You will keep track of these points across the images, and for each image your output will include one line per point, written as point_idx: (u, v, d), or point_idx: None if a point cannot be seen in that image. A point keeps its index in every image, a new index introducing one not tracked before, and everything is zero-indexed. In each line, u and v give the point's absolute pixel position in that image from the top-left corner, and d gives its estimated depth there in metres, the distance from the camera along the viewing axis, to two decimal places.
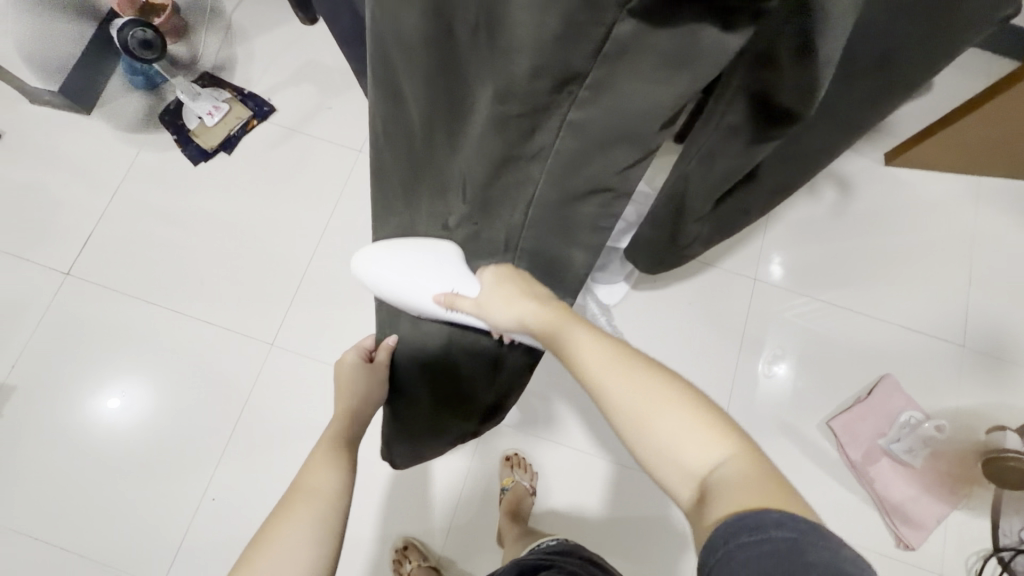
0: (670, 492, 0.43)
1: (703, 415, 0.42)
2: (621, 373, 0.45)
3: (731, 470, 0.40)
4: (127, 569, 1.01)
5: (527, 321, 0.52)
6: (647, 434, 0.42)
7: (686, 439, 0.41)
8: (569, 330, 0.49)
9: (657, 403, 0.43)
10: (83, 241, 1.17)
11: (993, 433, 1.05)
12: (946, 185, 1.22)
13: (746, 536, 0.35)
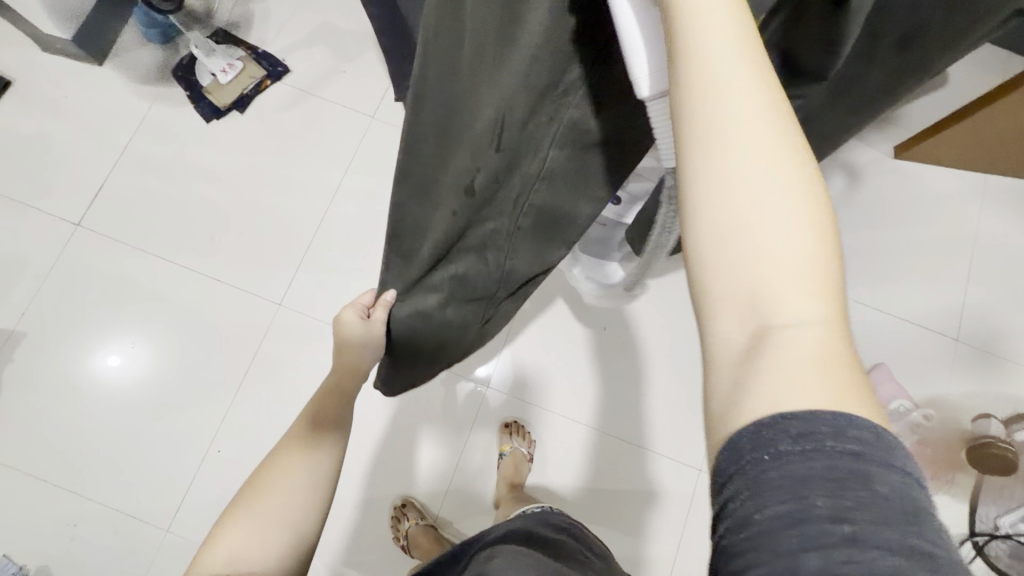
0: (703, 312, 0.29)
1: (829, 254, 0.28)
2: (751, 144, 0.28)
3: (824, 340, 0.27)
4: (132, 514, 1.04)
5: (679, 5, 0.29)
6: (733, 235, 0.28)
7: (786, 272, 0.27)
8: (717, 52, 0.29)
9: (769, 209, 0.28)
10: (95, 193, 1.17)
11: (979, 421, 1.10)
12: (952, 182, 1.24)
13: (786, 444, 0.25)
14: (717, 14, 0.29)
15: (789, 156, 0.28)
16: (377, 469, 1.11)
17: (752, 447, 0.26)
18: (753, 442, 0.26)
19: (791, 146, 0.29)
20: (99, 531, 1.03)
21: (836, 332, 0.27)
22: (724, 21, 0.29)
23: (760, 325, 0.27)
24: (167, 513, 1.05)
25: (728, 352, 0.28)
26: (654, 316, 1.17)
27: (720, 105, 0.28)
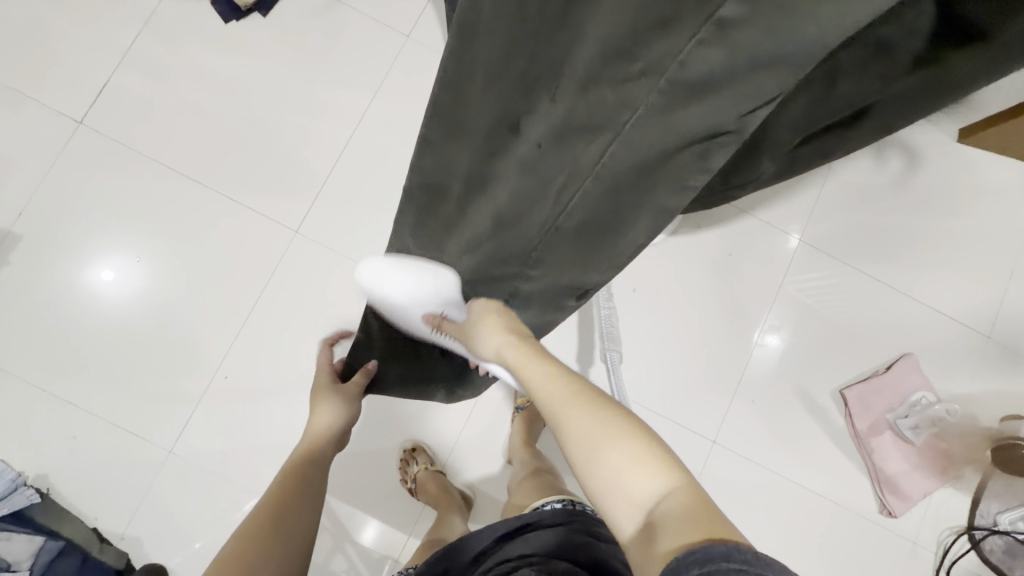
0: (613, 525, 0.43)
1: (646, 440, 0.44)
2: (575, 406, 0.48)
3: (673, 499, 0.40)
4: (133, 433, 1.01)
5: (504, 351, 0.55)
6: (593, 463, 0.44)
7: (632, 471, 0.42)
8: (531, 368, 0.54)
9: (605, 437, 0.44)
10: (100, 88, 1.07)
11: (1009, 421, 1.08)
12: (1014, 174, 1.17)
13: (695, 571, 0.33)
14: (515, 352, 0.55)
15: (597, 403, 0.47)
16: (390, 409, 1.09)
17: (665, 574, 0.34)
18: (668, 571, 0.34)
19: (585, 393, 0.49)
20: (100, 445, 1.01)
21: (678, 488, 0.41)
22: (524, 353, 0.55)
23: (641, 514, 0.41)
24: (170, 433, 1.02)
25: (633, 542, 0.40)
26: (684, 284, 1.14)
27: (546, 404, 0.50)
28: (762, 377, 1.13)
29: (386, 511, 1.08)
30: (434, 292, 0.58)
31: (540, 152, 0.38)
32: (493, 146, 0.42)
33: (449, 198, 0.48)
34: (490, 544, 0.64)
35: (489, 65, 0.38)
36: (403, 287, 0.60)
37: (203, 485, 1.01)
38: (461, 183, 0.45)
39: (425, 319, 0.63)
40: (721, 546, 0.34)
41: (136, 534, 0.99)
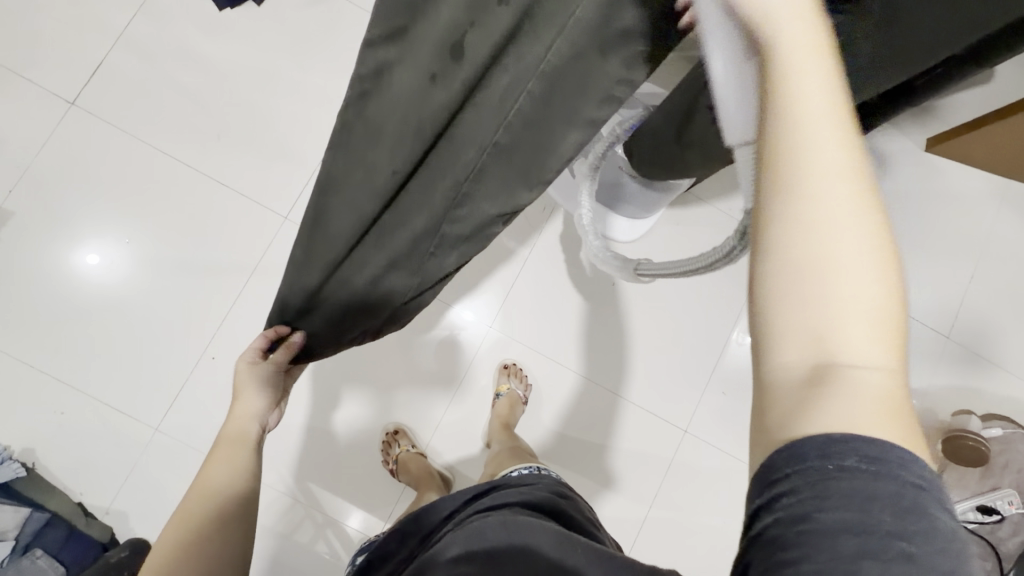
0: (758, 350, 0.29)
1: (897, 298, 0.27)
2: (841, 177, 0.27)
3: (891, 393, 0.27)
4: (119, 410, 1.03)
5: (780, 16, 0.28)
6: (808, 270, 0.27)
7: (859, 311, 0.27)
8: (808, 63, 0.28)
9: (849, 251, 0.27)
10: (94, 69, 1.08)
11: (959, 416, 1.14)
12: (976, 183, 1.23)
13: (859, 462, 0.26)
14: (811, 38, 0.28)
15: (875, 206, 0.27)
16: (374, 393, 1.12)
17: (816, 455, 0.26)
18: (821, 450, 0.26)
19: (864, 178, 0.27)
20: (86, 421, 1.02)
21: (899, 390, 0.27)
22: (811, 58, 0.28)
23: (823, 361, 0.27)
24: (157, 412, 1.04)
25: (789, 387, 0.27)
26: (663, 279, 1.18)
27: (808, 134, 0.27)
28: (734, 370, 1.18)
29: (367, 492, 1.11)
30: None
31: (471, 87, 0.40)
32: (436, 69, 0.40)
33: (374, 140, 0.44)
34: (456, 508, 0.66)
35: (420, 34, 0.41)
36: None
37: (188, 463, 1.04)
38: (389, 113, 0.42)
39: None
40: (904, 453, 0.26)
41: (121, 509, 1.01)
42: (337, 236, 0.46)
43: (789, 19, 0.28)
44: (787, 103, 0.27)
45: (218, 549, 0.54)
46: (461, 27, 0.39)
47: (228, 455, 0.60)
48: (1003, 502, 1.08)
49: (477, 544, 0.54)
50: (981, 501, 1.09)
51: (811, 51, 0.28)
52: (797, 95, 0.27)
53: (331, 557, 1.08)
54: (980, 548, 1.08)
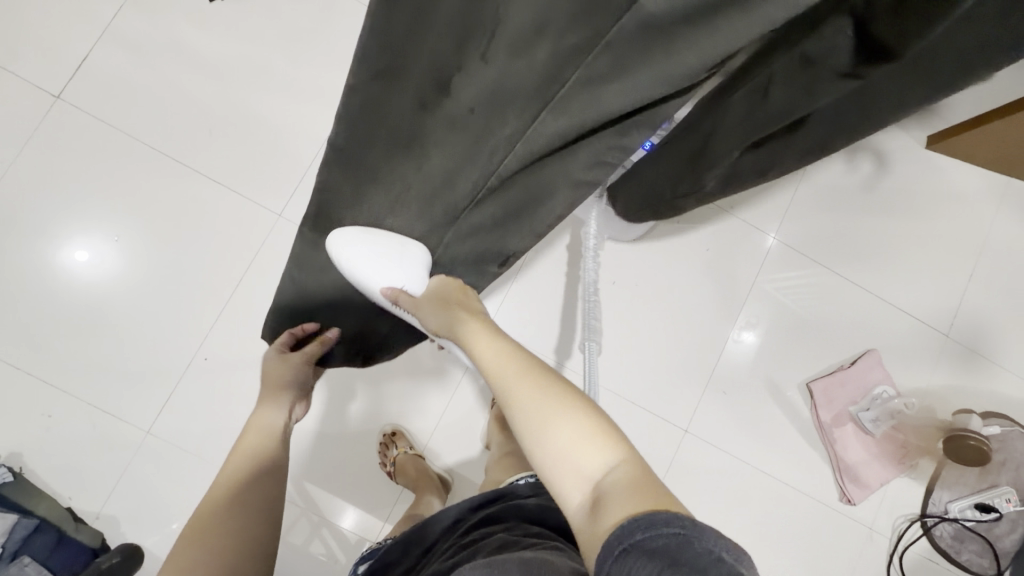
0: (563, 500, 0.44)
1: (586, 415, 0.46)
2: (527, 386, 0.49)
3: (617, 466, 0.42)
4: (109, 413, 1.01)
5: (456, 325, 0.57)
6: (541, 440, 0.45)
7: (579, 449, 0.44)
8: (476, 340, 0.55)
9: (559, 415, 0.46)
10: (79, 62, 1.05)
11: (959, 415, 1.12)
12: (975, 181, 1.23)
13: (639, 534, 0.35)
14: (482, 335, 0.55)
15: (557, 393, 0.48)
16: (373, 393, 1.10)
17: (614, 540, 0.36)
18: (642, 527, 0.36)
19: (546, 382, 0.49)
20: (76, 424, 1.00)
21: (622, 458, 0.43)
22: (476, 335, 0.55)
23: (590, 487, 0.42)
24: (148, 415, 1.02)
25: (583, 520, 0.41)
26: (664, 277, 1.16)
27: (494, 374, 0.51)
28: (734, 370, 1.17)
29: (365, 494, 1.10)
30: (403, 265, 0.58)
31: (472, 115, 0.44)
32: (427, 101, 0.43)
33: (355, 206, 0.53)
34: (459, 519, 0.65)
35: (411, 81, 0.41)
36: (367, 262, 0.56)
37: (182, 466, 1.02)
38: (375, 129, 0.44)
39: (381, 292, 0.59)
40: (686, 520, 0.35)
41: (112, 513, 0.99)
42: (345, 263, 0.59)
43: (459, 322, 0.57)
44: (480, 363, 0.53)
45: (255, 524, 0.61)
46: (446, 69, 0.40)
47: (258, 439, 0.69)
48: (1001, 500, 1.10)
49: (459, 562, 0.52)
50: (981, 499, 1.11)
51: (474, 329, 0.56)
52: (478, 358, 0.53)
53: (328, 561, 1.06)
54: (978, 544, 1.13)
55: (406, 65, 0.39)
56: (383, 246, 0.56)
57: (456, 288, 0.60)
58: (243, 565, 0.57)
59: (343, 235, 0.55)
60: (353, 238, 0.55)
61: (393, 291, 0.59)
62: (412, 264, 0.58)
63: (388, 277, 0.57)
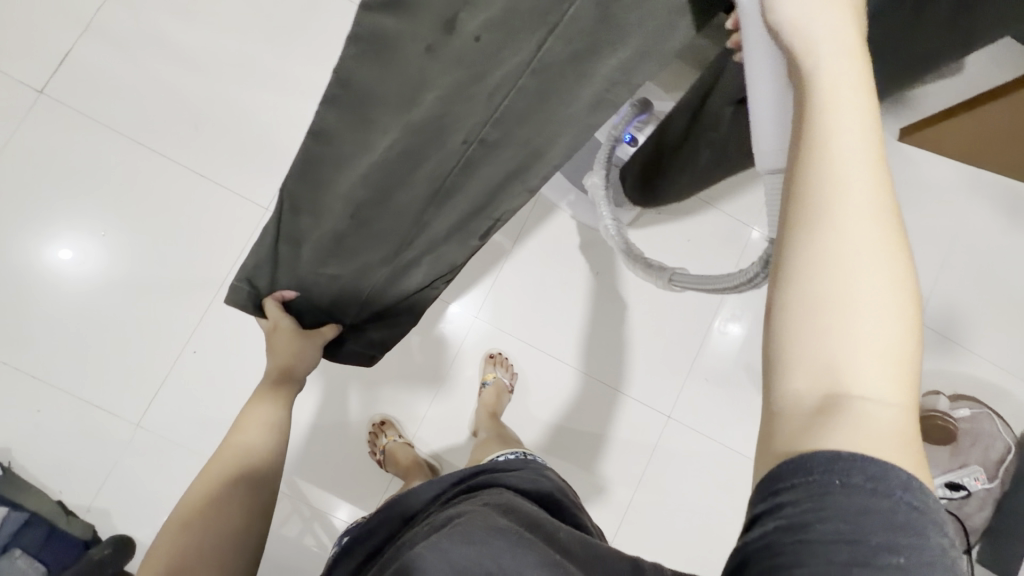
0: (769, 374, 0.30)
1: (914, 333, 0.29)
2: (870, 220, 0.28)
3: (896, 431, 0.28)
4: (98, 407, 1.01)
5: (814, 61, 0.31)
6: (844, 310, 0.28)
7: (874, 352, 0.28)
8: (838, 105, 0.30)
9: (874, 285, 0.28)
10: (62, 58, 1.05)
11: (928, 396, 1.19)
12: (946, 172, 1.27)
13: (864, 482, 0.27)
14: (855, 98, 0.30)
15: (894, 258, 0.29)
16: (361, 384, 1.12)
17: (826, 467, 0.27)
18: (825, 466, 0.27)
19: (886, 224, 0.29)
20: (66, 419, 1.00)
21: (905, 425, 0.28)
22: (850, 89, 0.30)
23: (835, 390, 0.28)
24: (137, 408, 1.02)
25: (798, 411, 0.28)
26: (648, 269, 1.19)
27: (836, 159, 0.29)
28: (715, 358, 1.20)
29: (355, 483, 1.11)
30: None
31: (375, 179, 0.51)
32: (339, 174, 0.51)
33: (339, 169, 0.50)
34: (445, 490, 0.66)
35: (333, 169, 0.50)
36: None
37: (174, 459, 1.02)
38: (302, 202, 0.53)
39: None
40: (903, 475, 0.27)
41: (103, 506, 1.00)
42: (329, 240, 0.58)
43: (825, 56, 0.31)
44: (825, 120, 0.29)
45: (246, 504, 0.61)
46: (348, 145, 0.48)
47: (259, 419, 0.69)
48: (970, 478, 1.15)
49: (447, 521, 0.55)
50: (951, 478, 1.15)
51: (852, 80, 0.30)
52: (829, 118, 0.29)
53: (319, 550, 1.08)
54: (951, 523, 1.17)
55: (340, 152, 0.49)
56: None
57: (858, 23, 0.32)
58: (225, 544, 0.57)
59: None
60: None
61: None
62: None
63: None
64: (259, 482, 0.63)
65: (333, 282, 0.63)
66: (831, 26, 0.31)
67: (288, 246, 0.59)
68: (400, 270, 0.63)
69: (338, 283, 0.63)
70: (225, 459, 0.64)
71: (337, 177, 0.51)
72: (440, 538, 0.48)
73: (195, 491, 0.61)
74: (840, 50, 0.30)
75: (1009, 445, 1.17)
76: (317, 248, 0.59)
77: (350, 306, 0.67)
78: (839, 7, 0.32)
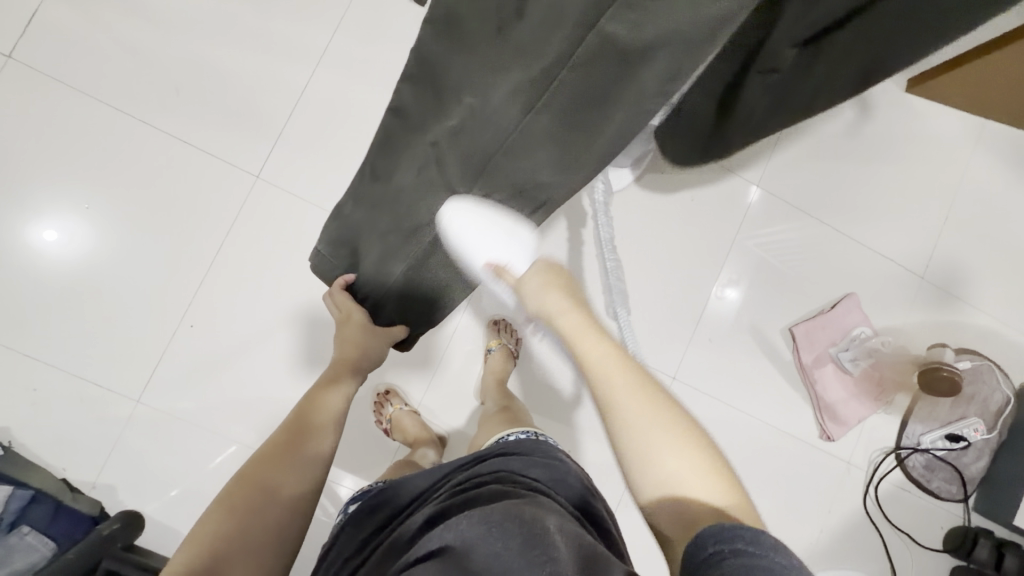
0: (643, 506, 0.48)
1: (708, 453, 0.48)
2: (635, 393, 0.50)
3: (727, 513, 0.44)
4: (96, 384, 1.00)
5: (552, 313, 0.57)
6: (649, 462, 0.47)
7: (683, 473, 0.46)
8: (583, 337, 0.54)
9: (661, 430, 0.48)
10: (28, 18, 0.98)
11: (934, 349, 1.19)
12: (953, 124, 1.25)
13: (743, 545, 0.37)
14: (593, 340, 0.54)
15: (669, 412, 0.50)
16: None
17: (715, 539, 0.38)
18: (714, 538, 0.38)
19: (655, 391, 0.51)
20: (63, 395, 0.98)
21: (724, 495, 0.46)
22: (575, 321, 0.56)
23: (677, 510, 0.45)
24: (136, 384, 1.01)
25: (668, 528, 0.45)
26: (653, 230, 1.16)
27: (601, 371, 0.52)
28: (720, 318, 1.19)
29: (360, 454, 1.10)
30: (509, 247, 0.55)
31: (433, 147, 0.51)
32: (415, 148, 0.53)
33: (419, 134, 0.52)
34: (452, 471, 0.66)
35: (410, 148, 0.54)
36: (473, 233, 0.53)
37: (177, 433, 1.01)
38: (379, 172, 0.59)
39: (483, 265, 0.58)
40: (769, 539, 0.37)
41: (108, 482, 0.99)
42: (390, 204, 0.59)
43: (558, 311, 0.57)
44: (583, 352, 0.53)
45: (287, 494, 0.62)
46: (424, 113, 0.51)
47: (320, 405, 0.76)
48: (969, 430, 1.17)
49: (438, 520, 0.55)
50: (951, 430, 1.17)
51: (577, 322, 0.56)
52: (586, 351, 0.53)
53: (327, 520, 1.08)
54: (948, 473, 1.20)
55: (418, 123, 0.52)
56: (488, 209, 0.51)
57: (562, 283, 0.59)
58: (263, 530, 0.57)
59: (456, 206, 0.52)
60: (470, 203, 0.52)
61: (495, 266, 0.58)
62: (520, 242, 0.54)
63: (496, 249, 0.54)
64: (300, 473, 0.65)
65: (385, 264, 0.65)
66: (551, 292, 0.58)
67: (353, 220, 0.65)
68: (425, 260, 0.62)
69: (390, 258, 0.64)
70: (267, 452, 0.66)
71: (408, 144, 0.54)
72: (459, 519, 0.50)
73: (240, 474, 0.63)
74: (564, 311, 0.57)
75: (1007, 397, 1.19)
76: (373, 220, 0.62)
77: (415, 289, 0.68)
78: (556, 286, 0.59)
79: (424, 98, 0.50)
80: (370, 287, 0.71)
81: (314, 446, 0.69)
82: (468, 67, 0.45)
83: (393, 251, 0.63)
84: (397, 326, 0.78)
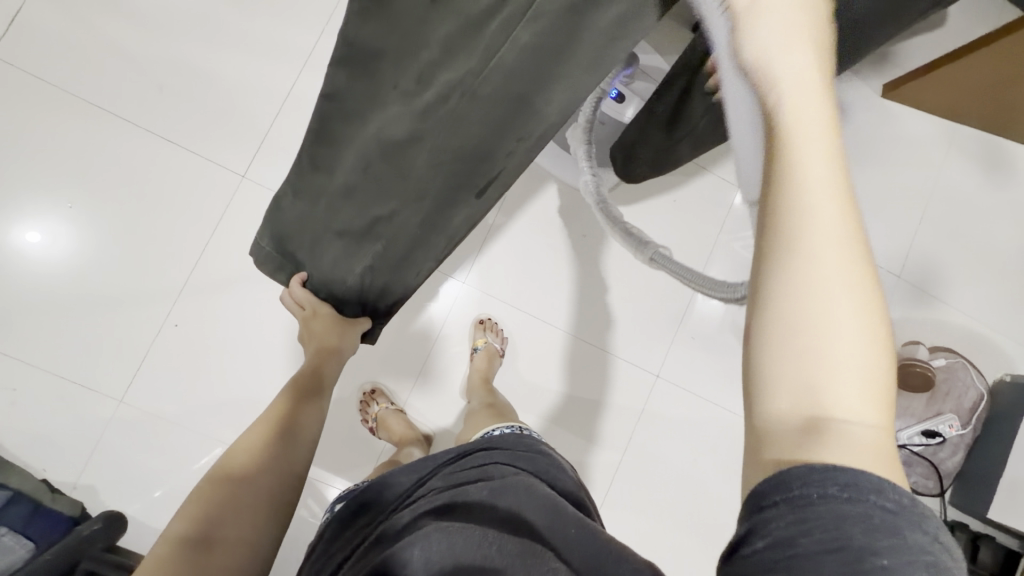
0: (750, 399, 0.30)
1: (887, 369, 0.29)
2: (838, 237, 0.29)
3: (872, 444, 0.28)
4: (77, 383, 0.99)
5: (777, 68, 0.31)
6: (811, 340, 0.28)
7: (848, 373, 0.28)
8: (809, 114, 0.30)
9: (840, 305, 0.28)
10: (11, 16, 0.98)
11: (908, 346, 1.22)
12: (927, 128, 1.28)
13: (838, 491, 0.27)
14: (822, 135, 0.29)
15: (864, 288, 0.29)
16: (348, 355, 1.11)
17: (802, 483, 0.27)
18: (806, 478, 0.27)
19: (857, 244, 0.29)
20: (44, 396, 0.98)
21: (880, 423, 0.28)
22: (814, 96, 0.30)
23: (813, 420, 0.28)
24: (120, 383, 1.00)
25: (785, 434, 0.28)
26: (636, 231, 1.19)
27: (803, 177, 0.29)
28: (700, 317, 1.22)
29: (345, 455, 1.10)
30: None
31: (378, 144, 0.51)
32: (363, 140, 0.51)
33: (359, 123, 0.50)
34: (437, 467, 0.66)
35: (355, 141, 0.52)
36: None
37: (160, 432, 1.01)
38: (322, 165, 0.57)
39: None
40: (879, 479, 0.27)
41: (90, 482, 0.98)
42: (331, 197, 0.59)
43: (792, 72, 0.30)
44: (789, 138, 0.29)
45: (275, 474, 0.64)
46: (362, 108, 0.49)
47: (303, 394, 0.75)
48: (944, 425, 1.20)
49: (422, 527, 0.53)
50: (927, 426, 1.20)
51: (809, 88, 0.30)
52: (792, 133, 0.29)
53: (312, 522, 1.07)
54: (925, 468, 1.22)
55: (361, 119, 0.50)
56: None
57: (824, 37, 0.32)
58: (252, 512, 0.60)
59: None
60: None
61: None
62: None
63: None
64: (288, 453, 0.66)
65: (337, 257, 0.66)
66: (792, 33, 0.31)
67: (300, 219, 0.64)
68: (398, 255, 0.65)
69: (350, 255, 0.65)
70: (257, 431, 0.68)
71: (350, 134, 0.52)
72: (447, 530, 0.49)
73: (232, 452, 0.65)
74: (798, 64, 0.30)
75: (981, 393, 1.21)
76: (319, 217, 0.62)
77: (376, 280, 0.69)
78: (812, 30, 0.32)
79: (361, 94, 0.48)
80: (327, 288, 0.72)
81: (303, 429, 0.70)
82: (408, 51, 0.43)
83: (356, 247, 0.64)
84: (364, 317, 0.78)
